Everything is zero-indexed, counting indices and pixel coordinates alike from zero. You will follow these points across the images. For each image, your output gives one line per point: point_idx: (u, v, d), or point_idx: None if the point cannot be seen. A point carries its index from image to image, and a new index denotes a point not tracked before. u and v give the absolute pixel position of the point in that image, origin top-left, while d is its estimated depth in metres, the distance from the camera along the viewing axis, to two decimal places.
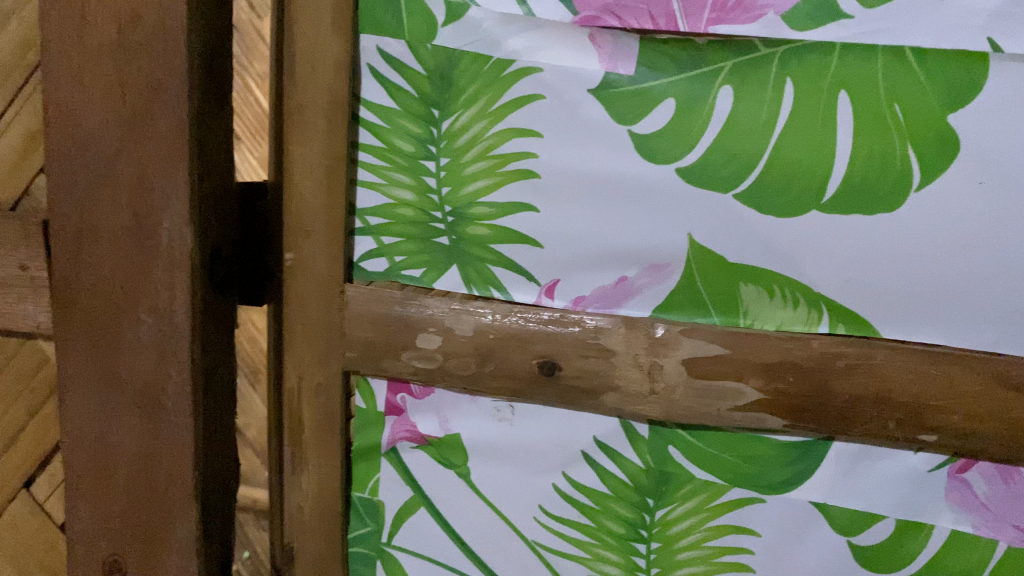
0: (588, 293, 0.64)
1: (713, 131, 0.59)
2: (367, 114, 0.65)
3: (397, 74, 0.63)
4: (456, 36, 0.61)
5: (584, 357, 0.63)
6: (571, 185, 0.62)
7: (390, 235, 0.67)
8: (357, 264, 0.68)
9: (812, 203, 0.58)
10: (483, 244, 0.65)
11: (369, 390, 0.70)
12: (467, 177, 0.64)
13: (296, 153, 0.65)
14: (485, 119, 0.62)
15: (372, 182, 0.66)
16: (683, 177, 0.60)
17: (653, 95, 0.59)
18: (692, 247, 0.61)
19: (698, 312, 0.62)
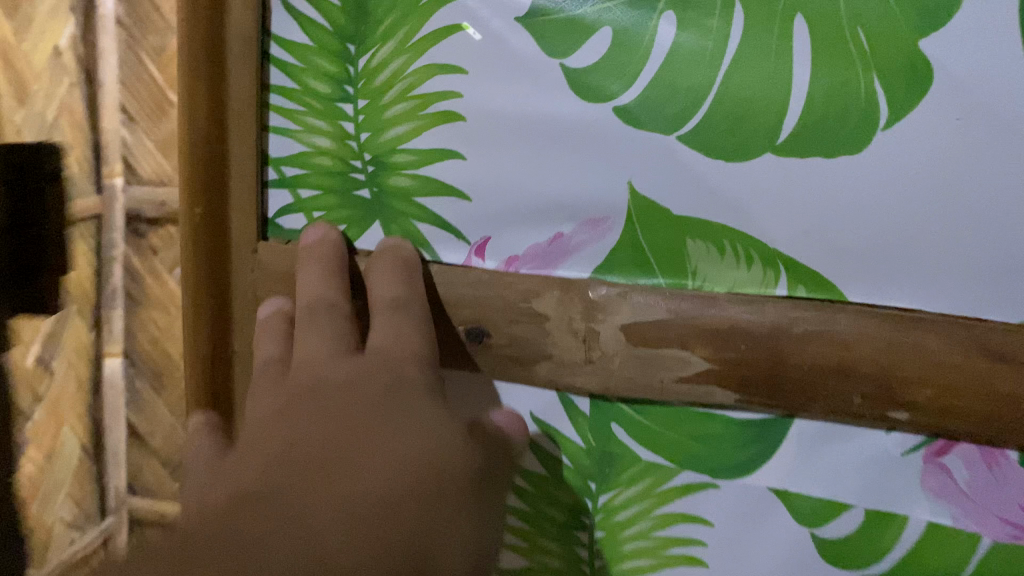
0: (521, 252, 0.57)
1: (655, 65, 0.52)
2: (278, 51, 0.58)
3: (310, 7, 0.56)
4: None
5: (515, 323, 0.56)
6: (499, 130, 0.55)
7: (306, 189, 0.60)
8: (276, 220, 0.62)
9: (765, 144, 0.51)
10: (406, 198, 0.58)
11: None
12: (387, 121, 0.57)
13: (185, 95, 0.58)
14: (404, 55, 0.56)
15: (287, 128, 0.59)
16: (621, 117, 0.53)
17: (587, 23, 0.52)
18: (633, 198, 0.54)
19: (641, 273, 0.55)
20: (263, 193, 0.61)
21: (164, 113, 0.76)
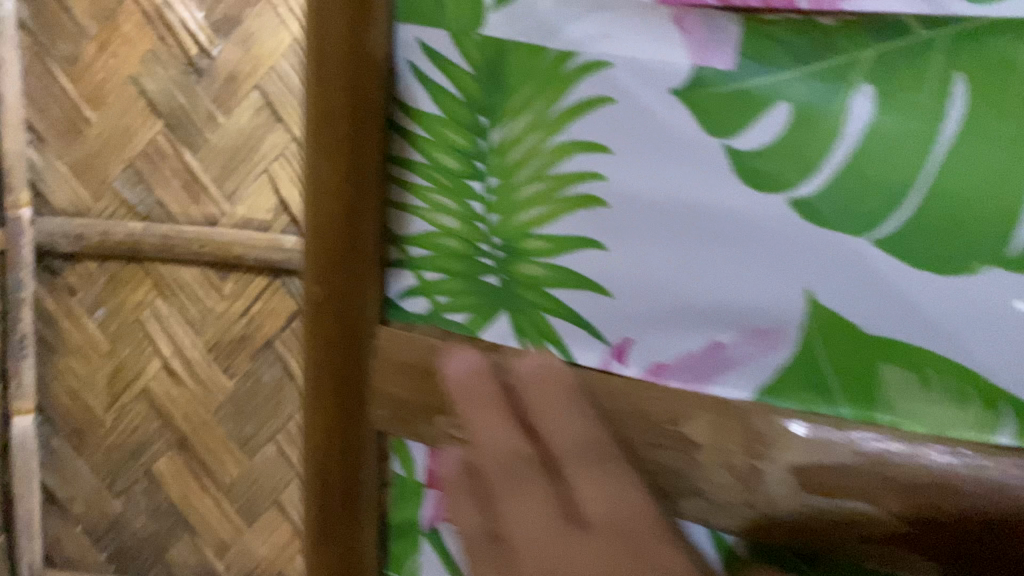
0: (669, 360, 0.48)
1: (844, 150, 0.42)
2: (408, 124, 0.52)
3: (440, 74, 0.50)
4: (509, 23, 0.47)
5: (657, 447, 0.47)
6: (643, 220, 0.47)
7: (432, 270, 0.54)
8: (398, 302, 0.56)
9: (991, 255, 0.39)
10: (538, 287, 0.51)
11: (407, 454, 0.58)
12: (519, 203, 0.50)
13: (315, 161, 0.52)
14: (540, 131, 0.48)
15: (417, 206, 0.54)
16: (801, 212, 0.43)
17: (760, 98, 0.43)
18: (811, 310, 0.44)
19: (818, 400, 0.45)
20: (386, 272, 0.55)
21: (77, 131, 0.77)
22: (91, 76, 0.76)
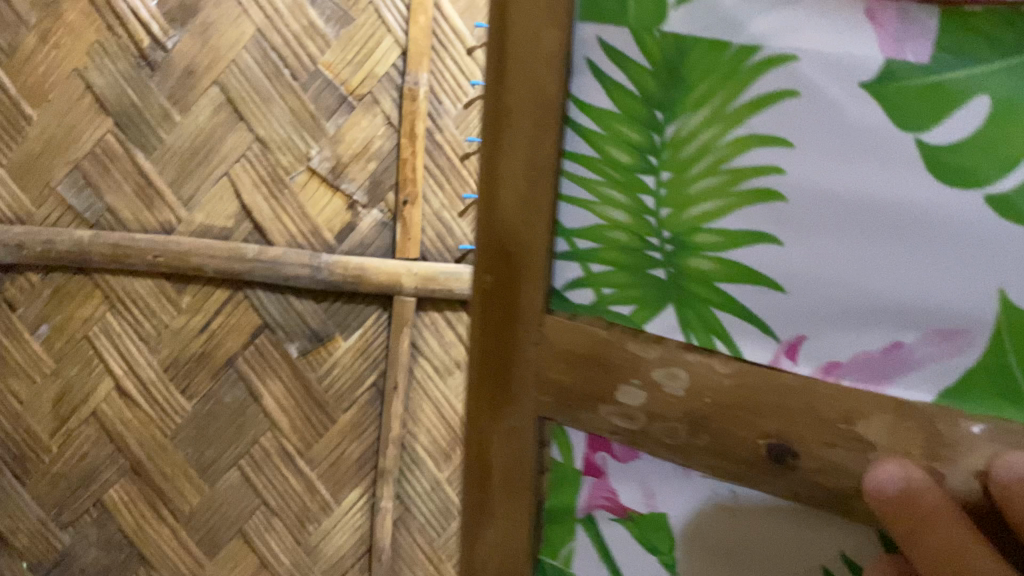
0: (847, 362, 0.71)
1: (1017, 168, 0.60)
2: (583, 119, 0.84)
3: (619, 74, 0.81)
4: (687, 19, 0.74)
5: (830, 446, 0.70)
6: (820, 203, 0.70)
7: (599, 264, 0.87)
8: (564, 291, 0.90)
9: None
10: (706, 276, 0.79)
11: (570, 445, 0.93)
12: (693, 202, 0.78)
13: (493, 151, 0.88)
14: (716, 125, 0.75)
15: (586, 200, 0.86)
16: (996, 209, 0.61)
17: (955, 95, 0.62)
18: (1003, 302, 0.62)
19: (1007, 404, 0.63)
20: (553, 262, 0.89)
21: None
22: None
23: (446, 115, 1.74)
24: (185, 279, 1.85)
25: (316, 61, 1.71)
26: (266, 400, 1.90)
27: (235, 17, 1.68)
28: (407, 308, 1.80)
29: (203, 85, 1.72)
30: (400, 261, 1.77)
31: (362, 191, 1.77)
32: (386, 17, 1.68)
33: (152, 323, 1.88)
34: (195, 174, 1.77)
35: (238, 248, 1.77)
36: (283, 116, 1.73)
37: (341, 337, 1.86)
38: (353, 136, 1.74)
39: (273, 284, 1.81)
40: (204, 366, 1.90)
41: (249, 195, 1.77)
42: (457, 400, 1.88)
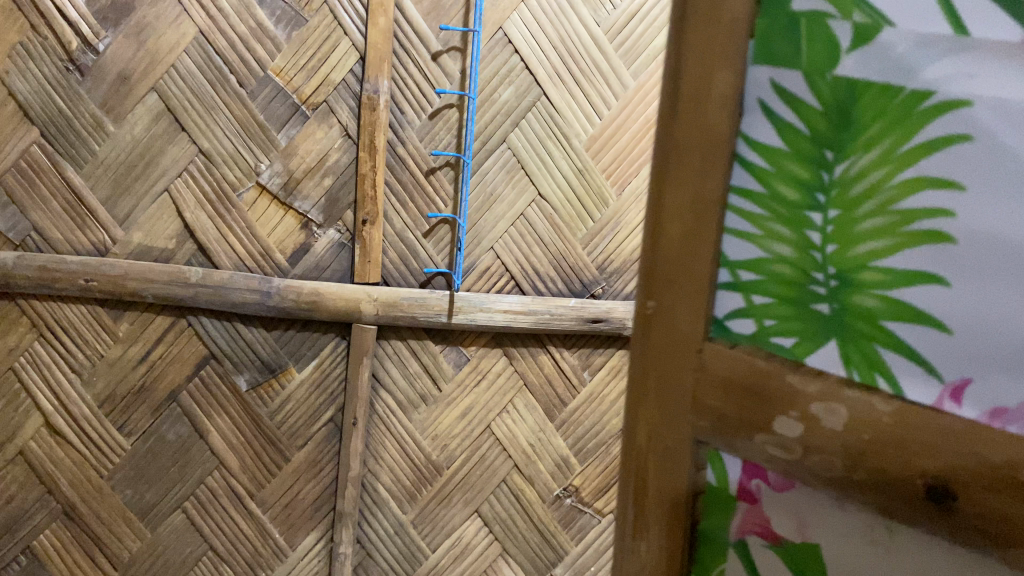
0: (1012, 405, 0.49)
1: None
2: (745, 150, 0.59)
3: (789, 110, 0.56)
4: (863, 64, 0.52)
5: (988, 491, 0.48)
6: (997, 255, 0.48)
7: (761, 295, 0.60)
8: (723, 322, 0.62)
9: None
10: (873, 321, 0.55)
11: (721, 465, 0.63)
12: (859, 238, 0.55)
13: (656, 183, 0.63)
14: (889, 165, 0.52)
15: (745, 232, 0.60)
16: None
17: None
18: None
19: None
20: (712, 294, 0.62)
21: None
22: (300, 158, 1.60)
23: (409, 126, 1.60)
24: (122, 305, 1.67)
25: (265, 67, 1.56)
26: (213, 437, 1.74)
27: (174, 17, 1.53)
28: (370, 338, 1.65)
29: (139, 93, 1.56)
30: (360, 285, 1.63)
31: (317, 211, 1.62)
32: (343, 19, 1.54)
33: (85, 354, 1.69)
34: (131, 191, 1.61)
35: (181, 272, 1.61)
36: (230, 126, 1.58)
37: (294, 369, 1.70)
38: (307, 149, 1.59)
39: (218, 310, 1.65)
40: (144, 401, 1.72)
41: (190, 213, 1.61)
42: (423, 437, 1.73)
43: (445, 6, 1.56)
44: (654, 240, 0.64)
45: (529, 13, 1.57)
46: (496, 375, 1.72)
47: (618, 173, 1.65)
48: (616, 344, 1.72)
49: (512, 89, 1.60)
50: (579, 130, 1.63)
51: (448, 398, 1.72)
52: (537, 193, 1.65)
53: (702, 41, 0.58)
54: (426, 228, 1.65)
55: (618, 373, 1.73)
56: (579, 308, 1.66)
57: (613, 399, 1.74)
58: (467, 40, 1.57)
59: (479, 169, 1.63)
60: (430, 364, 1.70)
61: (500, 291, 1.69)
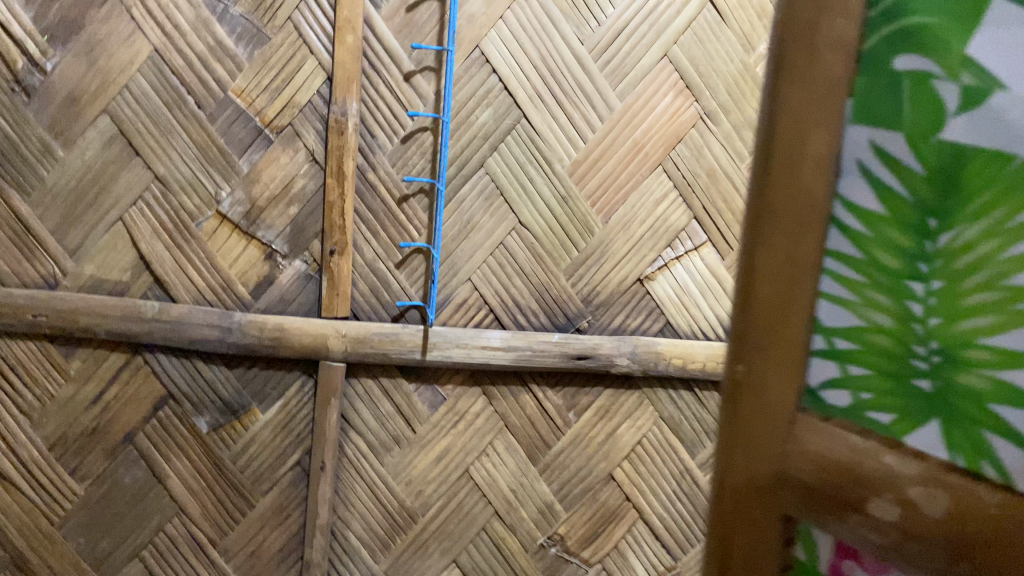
0: None
1: None
2: (842, 214, 0.59)
3: (889, 175, 0.57)
4: (972, 130, 0.53)
5: None
6: None
7: (858, 364, 0.60)
8: (817, 392, 0.61)
9: None
10: (978, 397, 0.56)
11: (812, 542, 0.62)
12: (965, 311, 0.55)
13: (748, 246, 0.63)
14: (999, 238, 0.54)
15: (841, 299, 0.60)
16: None
17: None
18: None
19: None
20: (806, 362, 0.61)
21: None
22: (264, 184, 1.50)
23: (381, 151, 1.50)
24: (74, 341, 1.56)
25: (225, 88, 1.47)
26: (172, 482, 1.61)
27: (128, 35, 1.44)
28: (338, 376, 1.54)
29: (90, 115, 1.47)
30: (328, 320, 1.52)
31: (282, 240, 1.52)
32: (309, 37, 1.45)
33: (34, 393, 1.58)
34: (83, 219, 1.51)
35: (136, 306, 1.50)
36: (188, 151, 1.48)
37: (259, 409, 1.59)
38: (270, 175, 1.49)
39: (177, 346, 1.54)
40: (97, 444, 1.60)
41: (146, 243, 1.51)
42: (396, 481, 1.62)
43: (418, 23, 1.46)
44: (744, 307, 0.64)
45: (508, 30, 1.47)
46: (475, 416, 1.61)
47: (604, 200, 1.55)
48: (602, 382, 1.61)
49: (490, 111, 1.49)
50: (561, 154, 1.53)
51: (424, 441, 1.61)
52: (518, 222, 1.54)
53: (798, 104, 0.58)
54: (398, 259, 1.54)
55: (606, 414, 1.62)
56: (563, 344, 1.55)
57: (600, 442, 1.62)
58: (442, 59, 1.48)
59: (455, 197, 1.53)
60: (404, 404, 1.59)
61: (478, 325, 1.58)
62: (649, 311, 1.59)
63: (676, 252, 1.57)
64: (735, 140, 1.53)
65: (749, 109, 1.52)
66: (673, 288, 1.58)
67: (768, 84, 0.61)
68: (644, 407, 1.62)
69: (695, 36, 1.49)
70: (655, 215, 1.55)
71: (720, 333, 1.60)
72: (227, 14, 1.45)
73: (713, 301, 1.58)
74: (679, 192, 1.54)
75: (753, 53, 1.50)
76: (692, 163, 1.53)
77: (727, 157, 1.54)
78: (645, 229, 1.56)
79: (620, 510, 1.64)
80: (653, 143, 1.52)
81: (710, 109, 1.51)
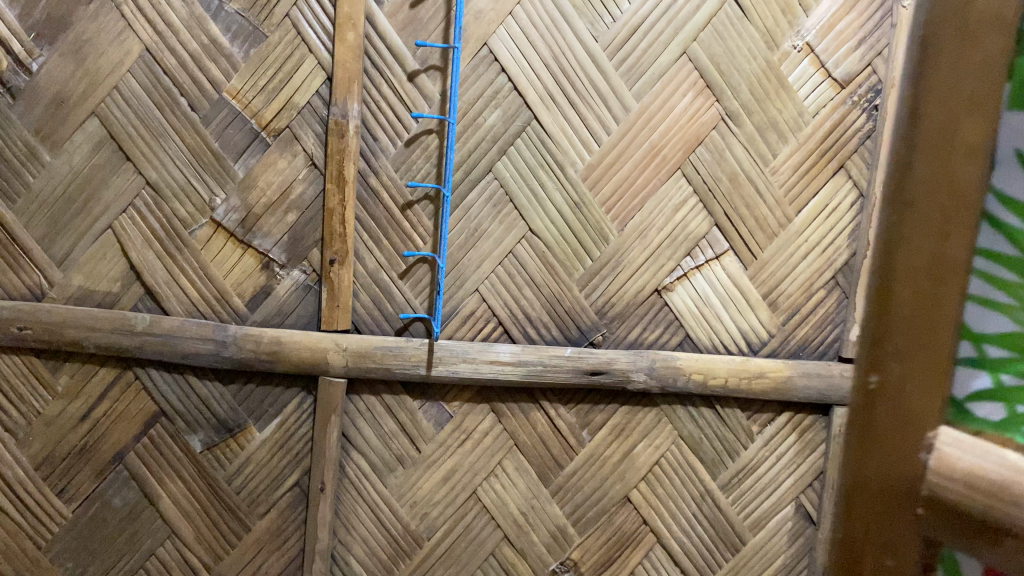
0: None
1: None
2: (999, 206, 0.51)
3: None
4: None
5: None
6: None
7: (1013, 378, 0.52)
8: (964, 405, 0.53)
9: None
10: None
11: None
12: None
13: (897, 234, 0.55)
14: None
15: (1001, 303, 0.52)
16: None
17: None
18: None
19: None
20: (954, 372, 0.53)
21: None
22: (260, 190, 1.42)
23: (383, 155, 1.42)
24: (61, 355, 1.49)
25: (220, 89, 1.39)
26: (164, 504, 1.53)
27: (118, 34, 1.37)
28: (338, 393, 1.46)
29: (78, 117, 1.39)
30: (327, 333, 1.44)
31: (279, 249, 1.44)
32: (308, 35, 1.37)
33: (20, 410, 1.50)
34: (70, 228, 1.43)
35: (127, 318, 1.43)
36: (181, 156, 1.41)
37: (255, 428, 1.51)
38: (267, 180, 1.42)
39: (169, 361, 1.46)
40: (86, 463, 1.52)
41: (137, 252, 1.43)
42: (400, 504, 1.53)
43: (423, 20, 1.39)
44: (880, 309, 0.56)
45: (518, 27, 1.39)
46: (483, 435, 1.52)
47: (619, 207, 1.46)
48: (618, 399, 1.52)
49: (498, 112, 1.41)
50: (574, 158, 1.44)
51: (429, 461, 1.52)
52: (528, 230, 1.46)
53: (941, 83, 0.52)
54: (402, 269, 1.46)
55: (622, 433, 1.53)
56: (576, 359, 1.46)
57: (616, 463, 1.53)
58: (448, 58, 1.40)
59: (461, 203, 1.44)
60: (408, 423, 1.51)
61: (487, 339, 1.49)
62: (667, 323, 1.50)
63: (696, 261, 1.48)
64: (758, 143, 1.44)
65: (773, 110, 1.43)
66: (693, 299, 1.49)
67: (912, 55, 0.54)
68: (662, 425, 1.53)
69: (715, 32, 1.41)
70: (673, 222, 1.46)
71: (744, 347, 1.50)
72: (221, 11, 1.38)
73: (735, 313, 1.49)
74: (699, 198, 1.46)
75: (778, 51, 1.42)
76: (713, 168, 1.45)
77: (751, 160, 1.45)
78: (662, 237, 1.47)
79: (636, 534, 1.55)
80: (671, 146, 1.44)
81: (731, 109, 1.43)
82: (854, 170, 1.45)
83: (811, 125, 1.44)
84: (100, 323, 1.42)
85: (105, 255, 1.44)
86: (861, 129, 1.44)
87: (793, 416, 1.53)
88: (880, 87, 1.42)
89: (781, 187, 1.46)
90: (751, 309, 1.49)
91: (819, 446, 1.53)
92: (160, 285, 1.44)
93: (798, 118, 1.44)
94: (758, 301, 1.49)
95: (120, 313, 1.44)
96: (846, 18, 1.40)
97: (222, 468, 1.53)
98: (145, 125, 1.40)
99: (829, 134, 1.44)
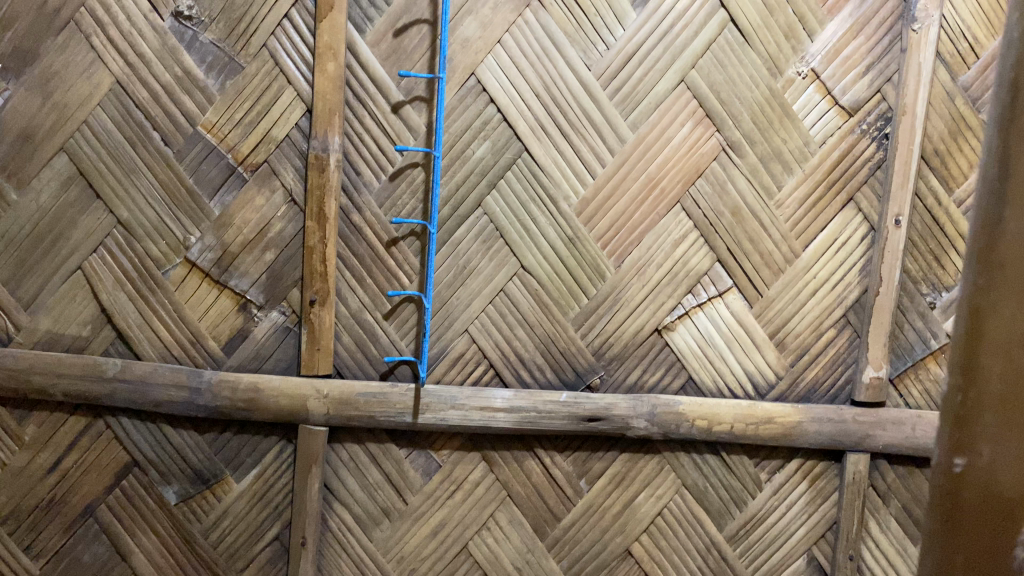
0: None
1: None
2: None
3: None
4: None
5: None
6: None
7: None
8: None
9: None
10: None
11: None
12: None
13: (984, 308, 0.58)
14: None
15: None
16: None
17: None
18: None
19: None
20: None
21: None
22: (236, 228, 1.35)
23: (366, 189, 1.35)
24: (28, 403, 1.41)
25: (195, 122, 1.33)
26: (137, 560, 1.44)
27: (88, 66, 1.31)
28: (319, 441, 1.37)
29: (47, 152, 1.33)
30: (308, 379, 1.36)
31: (257, 290, 1.37)
32: (287, 65, 1.31)
33: None
34: (38, 269, 1.36)
35: (96, 364, 1.35)
36: (154, 193, 1.34)
37: (233, 478, 1.42)
38: (244, 218, 1.34)
39: (141, 409, 1.38)
40: (54, 517, 1.43)
41: (107, 294, 1.36)
42: (386, 559, 1.44)
43: (407, 49, 1.32)
44: (973, 378, 0.58)
45: (507, 55, 1.32)
46: (474, 485, 1.43)
47: (616, 242, 1.39)
48: (617, 446, 1.43)
49: (488, 144, 1.35)
50: (567, 191, 1.37)
51: (417, 513, 1.43)
52: (520, 267, 1.38)
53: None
54: (387, 309, 1.38)
55: (622, 482, 1.44)
56: (572, 404, 1.37)
57: (616, 513, 1.44)
58: (433, 89, 1.33)
59: (449, 240, 1.37)
60: (395, 472, 1.42)
61: (477, 383, 1.41)
62: (668, 365, 1.42)
63: (698, 299, 1.40)
64: (762, 174, 1.37)
65: (777, 140, 1.36)
66: (695, 339, 1.41)
67: (1005, 106, 0.58)
68: (664, 474, 1.44)
69: (714, 59, 1.34)
70: (673, 258, 1.38)
71: (750, 390, 1.42)
72: (196, 41, 1.31)
73: (740, 354, 1.41)
74: (700, 232, 1.38)
75: (781, 78, 1.34)
76: (715, 201, 1.37)
77: (753, 193, 1.37)
78: (662, 273, 1.39)
79: None
80: (669, 178, 1.36)
81: (732, 139, 1.35)
82: (864, 202, 1.37)
83: (818, 155, 1.36)
84: (69, 367, 1.35)
85: (75, 297, 1.37)
86: (870, 158, 1.36)
87: (804, 463, 1.44)
88: (890, 115, 1.34)
89: (787, 221, 1.38)
90: (757, 350, 1.41)
91: (831, 495, 1.44)
92: (132, 328, 1.37)
93: (803, 148, 1.36)
94: (765, 341, 1.40)
95: (91, 356, 1.36)
96: (852, 43, 1.33)
97: (198, 521, 1.44)
98: (116, 161, 1.33)
99: (836, 165, 1.36)
